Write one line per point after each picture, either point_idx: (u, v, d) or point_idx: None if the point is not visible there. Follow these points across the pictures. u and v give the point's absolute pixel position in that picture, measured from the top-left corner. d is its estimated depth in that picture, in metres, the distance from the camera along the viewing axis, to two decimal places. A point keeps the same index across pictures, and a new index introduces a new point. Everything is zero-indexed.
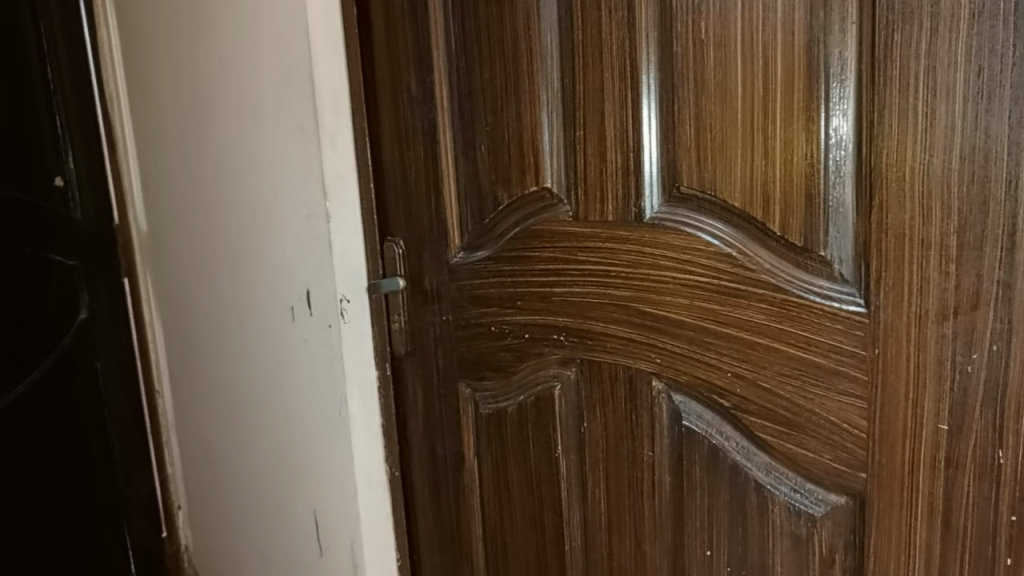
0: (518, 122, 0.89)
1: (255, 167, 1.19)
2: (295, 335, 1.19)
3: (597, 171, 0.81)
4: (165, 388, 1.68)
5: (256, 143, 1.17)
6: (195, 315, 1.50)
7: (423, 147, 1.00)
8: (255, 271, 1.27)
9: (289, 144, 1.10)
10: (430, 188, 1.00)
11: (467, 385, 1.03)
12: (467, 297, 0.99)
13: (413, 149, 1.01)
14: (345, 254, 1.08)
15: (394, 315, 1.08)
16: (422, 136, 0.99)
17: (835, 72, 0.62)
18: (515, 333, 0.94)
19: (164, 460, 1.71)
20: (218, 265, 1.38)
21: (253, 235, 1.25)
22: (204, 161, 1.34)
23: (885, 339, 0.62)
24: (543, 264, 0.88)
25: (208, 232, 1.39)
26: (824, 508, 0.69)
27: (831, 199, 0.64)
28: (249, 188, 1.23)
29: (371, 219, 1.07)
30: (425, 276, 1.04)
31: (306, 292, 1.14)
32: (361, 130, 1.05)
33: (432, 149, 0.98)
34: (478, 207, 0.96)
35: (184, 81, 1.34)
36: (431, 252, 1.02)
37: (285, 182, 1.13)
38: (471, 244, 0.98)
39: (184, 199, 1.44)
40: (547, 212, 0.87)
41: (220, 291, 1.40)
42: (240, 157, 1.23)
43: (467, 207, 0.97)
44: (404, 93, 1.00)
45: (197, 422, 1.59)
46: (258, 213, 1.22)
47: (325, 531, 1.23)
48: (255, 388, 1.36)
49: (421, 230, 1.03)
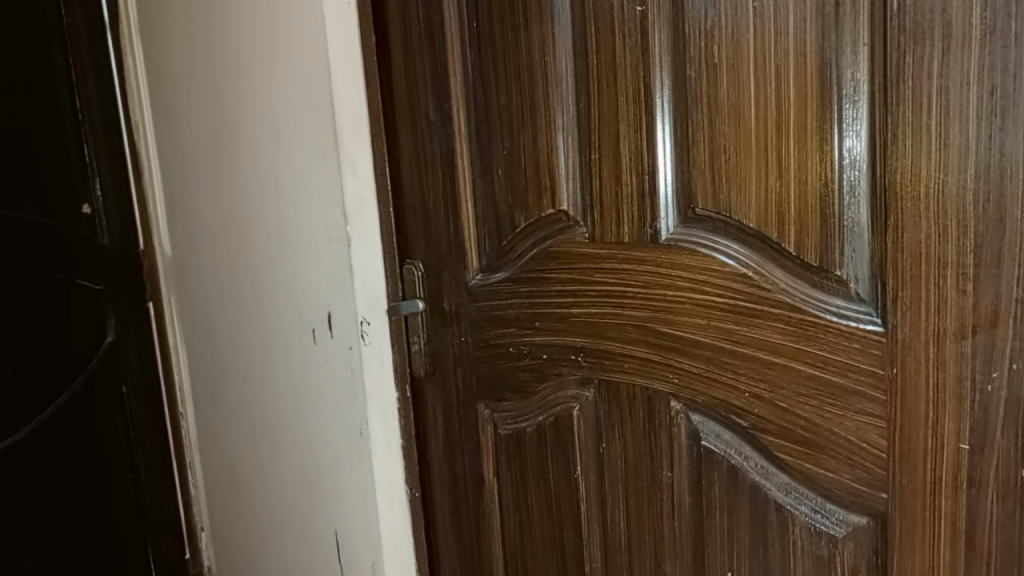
0: (534, 145, 0.90)
1: (277, 191, 1.21)
2: (316, 356, 1.21)
3: (613, 192, 0.82)
4: (189, 411, 1.69)
5: (278, 168, 1.20)
6: (219, 338, 1.53)
7: (441, 170, 1.01)
8: (277, 294, 1.29)
9: (309, 169, 1.12)
10: (448, 210, 1.01)
11: (486, 406, 1.03)
12: (486, 318, 1.00)
13: (431, 173, 1.02)
14: (365, 277, 1.10)
15: (414, 336, 1.10)
16: (441, 159, 1.01)
17: (848, 92, 0.63)
18: (533, 353, 0.95)
19: (187, 482, 1.72)
20: (241, 288, 1.41)
21: (276, 258, 1.27)
22: (227, 187, 1.37)
23: (903, 357, 0.62)
24: (560, 285, 0.89)
25: (231, 255, 1.41)
26: (845, 528, 0.69)
27: (847, 218, 0.64)
28: (271, 213, 1.25)
29: (391, 241, 1.09)
30: (444, 297, 1.05)
31: (327, 314, 1.16)
32: (380, 155, 1.07)
33: (450, 172, 1.00)
34: (495, 229, 0.97)
35: (208, 110, 1.37)
36: (449, 274, 1.03)
37: (305, 207, 1.15)
38: (489, 266, 0.99)
39: (208, 224, 1.46)
40: (564, 233, 0.88)
41: (243, 314, 1.42)
42: (262, 182, 1.25)
43: (485, 229, 0.99)
44: (422, 118, 1.01)
45: (220, 443, 1.60)
46: (280, 237, 1.24)
47: (347, 552, 1.23)
48: (277, 409, 1.37)
49: (440, 253, 1.04)
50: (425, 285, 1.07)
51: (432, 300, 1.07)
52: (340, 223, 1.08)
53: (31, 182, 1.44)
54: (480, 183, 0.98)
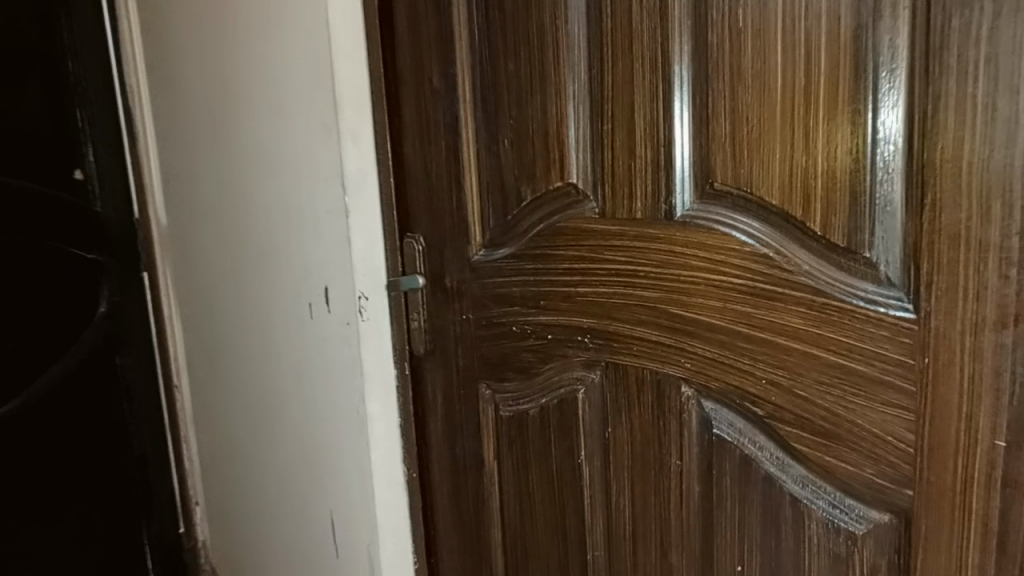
0: (543, 115, 0.85)
1: (275, 163, 1.18)
2: (315, 333, 1.18)
3: (626, 166, 0.78)
4: (184, 383, 1.66)
5: (276, 138, 1.16)
6: (215, 310, 1.49)
7: (444, 142, 0.97)
8: (275, 265, 1.26)
9: (311, 136, 1.07)
10: (452, 184, 0.98)
11: (488, 387, 1.00)
12: (490, 295, 0.96)
13: (434, 145, 0.99)
14: (365, 246, 1.06)
15: (413, 313, 1.07)
16: (444, 131, 0.97)
17: (885, 59, 0.58)
18: (538, 333, 0.91)
19: (181, 454, 1.70)
20: (237, 260, 1.37)
21: (273, 231, 1.23)
22: (224, 154, 1.33)
23: (935, 347, 0.58)
24: (568, 263, 0.85)
25: (228, 225, 1.37)
26: (865, 525, 0.65)
27: (878, 196, 0.60)
28: (268, 184, 1.21)
29: (391, 215, 1.06)
30: (446, 274, 1.02)
31: (326, 288, 1.12)
32: (384, 122, 1.02)
33: (455, 144, 0.96)
34: (500, 202, 0.93)
35: (206, 74, 1.32)
36: (452, 248, 1.00)
37: (304, 177, 1.11)
38: (494, 241, 0.95)
39: (205, 194, 1.42)
40: (573, 208, 0.84)
41: (239, 286, 1.39)
42: (260, 152, 1.21)
43: (491, 201, 0.94)
44: (426, 87, 0.97)
45: (216, 418, 1.57)
46: (277, 210, 1.21)
47: (342, 533, 1.21)
48: (273, 385, 1.35)
49: (441, 226, 1.00)
50: (426, 260, 1.04)
51: (433, 274, 1.04)
52: (334, 193, 1.05)
53: (21, 148, 1.40)
54: (486, 151, 0.94)
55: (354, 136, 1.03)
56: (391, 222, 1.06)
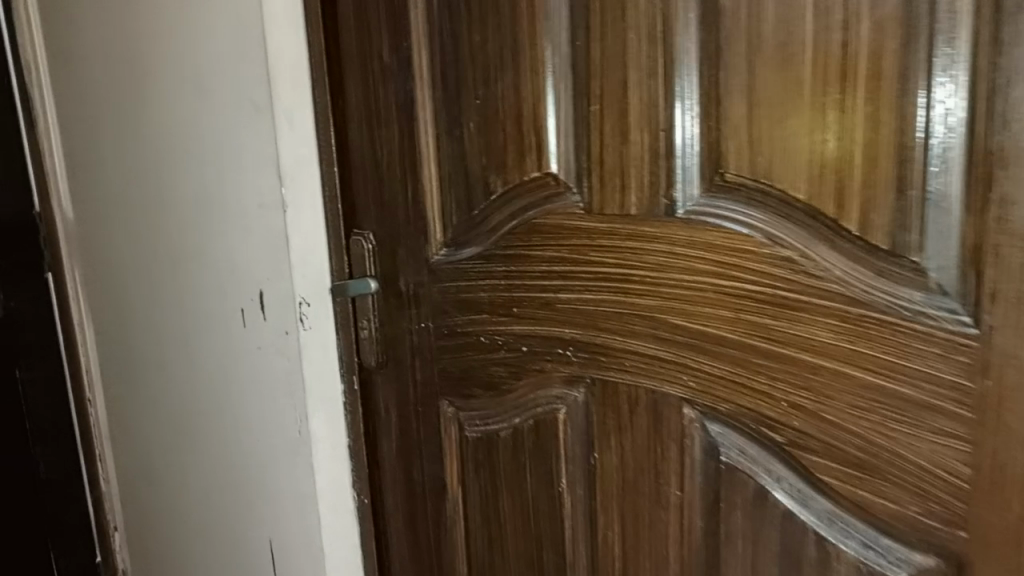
0: (515, 95, 0.74)
1: (195, 148, 1.03)
2: (246, 343, 1.04)
3: (617, 153, 0.67)
4: (99, 397, 1.49)
5: (198, 121, 1.01)
6: (131, 314, 1.32)
7: (398, 127, 0.86)
8: (201, 266, 1.10)
9: (243, 119, 0.93)
10: (408, 174, 0.86)
11: (450, 404, 0.88)
12: (453, 301, 0.85)
13: (386, 129, 0.87)
14: (303, 245, 0.94)
15: (363, 320, 0.94)
16: (397, 113, 0.85)
17: (942, 27, 0.49)
18: (510, 345, 0.80)
19: (97, 477, 1.52)
20: (154, 260, 1.21)
21: (197, 227, 1.08)
22: (137, 139, 1.16)
23: (999, 368, 0.49)
24: (546, 265, 0.74)
25: (143, 220, 1.22)
26: (906, 570, 0.56)
27: (931, 189, 0.51)
28: (189, 173, 1.06)
29: (335, 207, 0.93)
30: (401, 276, 0.90)
31: (260, 292, 1.00)
32: (323, 104, 0.91)
33: (410, 127, 0.84)
34: (464, 196, 0.82)
35: (113, 47, 1.16)
36: (406, 248, 0.88)
37: (234, 166, 0.97)
38: (457, 239, 0.83)
39: (116, 185, 1.26)
40: (552, 202, 0.73)
41: (157, 289, 1.23)
42: (179, 138, 1.06)
43: (454, 193, 0.83)
44: (376, 63, 0.86)
45: (135, 435, 1.40)
46: (201, 204, 1.06)
47: (283, 566, 1.08)
48: (199, 399, 1.20)
49: (394, 223, 0.89)
50: (376, 261, 0.92)
51: (386, 276, 0.91)
52: (269, 186, 0.93)
53: None
54: (447, 136, 0.82)
55: (292, 121, 0.91)
56: (331, 221, 0.94)
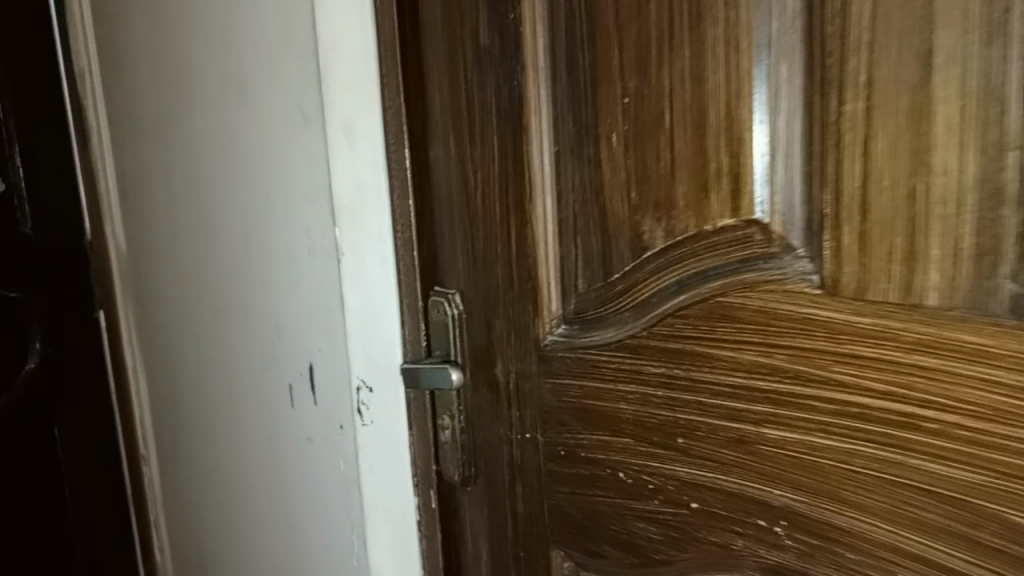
0: (694, 88, 0.44)
1: (238, 173, 0.79)
2: (295, 431, 0.79)
3: (902, 189, 0.36)
4: (152, 455, 1.26)
5: (241, 139, 0.77)
6: (178, 367, 1.10)
7: (499, 143, 0.58)
8: (244, 322, 0.87)
9: (291, 138, 0.69)
10: (512, 212, 0.58)
11: (566, 556, 0.60)
12: (575, 409, 0.55)
13: (480, 145, 0.59)
14: (362, 312, 0.67)
15: (443, 413, 0.67)
16: (497, 122, 0.57)
17: None
18: (667, 495, 0.50)
19: (150, 547, 1.29)
20: (200, 308, 0.99)
21: (241, 273, 0.84)
22: (180, 162, 0.94)
23: None
24: (742, 378, 0.44)
25: (187, 259, 0.99)
26: None
27: None
28: (232, 206, 0.83)
29: (411, 255, 0.66)
30: (497, 362, 0.61)
31: (309, 365, 0.74)
32: (395, 110, 0.64)
33: (517, 143, 0.56)
34: (595, 249, 0.52)
35: (156, 46, 0.94)
36: (507, 321, 0.60)
37: (280, 202, 0.72)
38: (585, 318, 0.54)
39: (162, 214, 1.04)
40: (756, 270, 0.42)
41: (203, 344, 1.01)
42: (221, 160, 0.83)
43: (582, 243, 0.53)
44: (468, 47, 0.58)
45: (187, 507, 1.18)
46: (244, 245, 0.82)
47: None
48: (246, 485, 0.95)
49: (491, 283, 0.61)
50: (467, 336, 0.64)
51: (474, 357, 0.64)
52: (319, 231, 0.67)
53: None
54: (576, 156, 0.52)
55: (352, 137, 0.65)
56: (407, 275, 0.67)
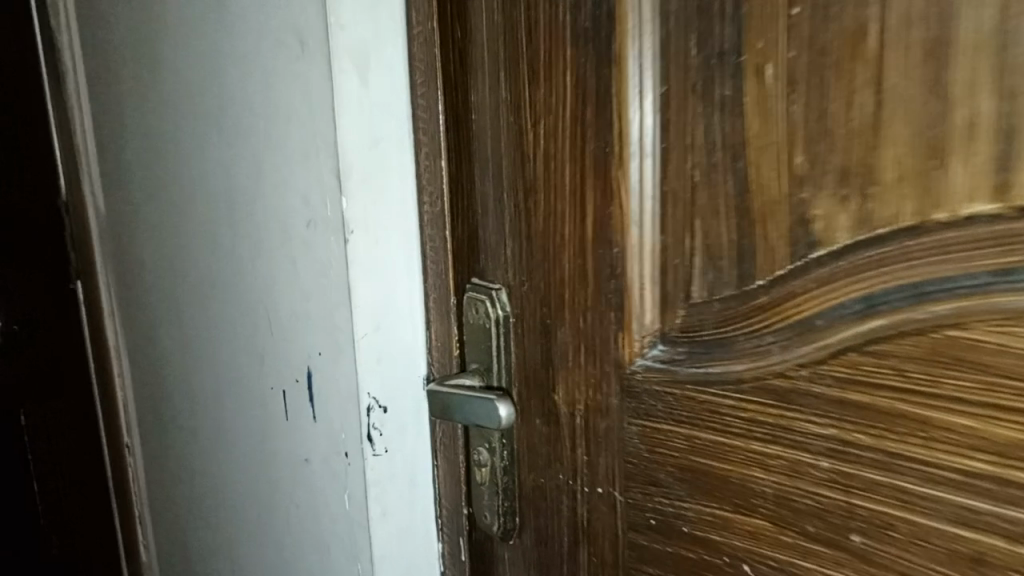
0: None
1: (224, 120, 0.62)
2: (292, 448, 0.63)
3: None
4: (138, 443, 0.99)
5: (227, 80, 0.60)
6: (146, 356, 0.92)
7: (569, 80, 0.41)
8: (231, 309, 0.70)
9: (285, 76, 0.51)
10: (590, 180, 0.41)
11: None
12: (681, 467, 0.39)
13: (545, 82, 0.42)
14: (380, 307, 0.51)
15: (478, 446, 0.51)
16: (573, 49, 0.40)
17: None
18: None
19: (137, 544, 1.02)
20: (176, 288, 0.81)
21: (229, 247, 0.68)
22: (153, 110, 0.76)
23: None
24: (987, 469, 0.28)
25: (161, 226, 0.81)
26: None
27: None
28: (217, 165, 0.66)
29: (441, 232, 0.51)
30: (557, 387, 0.46)
31: (309, 371, 0.58)
32: (424, 38, 0.48)
33: (602, 80, 0.39)
34: (723, 243, 0.35)
35: None
36: (579, 334, 0.43)
37: (272, 160, 0.56)
38: (702, 341, 0.37)
39: (125, 172, 0.85)
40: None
41: (179, 328, 0.83)
42: (205, 105, 0.66)
43: (701, 231, 0.36)
44: None
45: (177, 510, 0.93)
46: (230, 215, 0.66)
47: None
48: (235, 502, 0.78)
49: (558, 281, 0.44)
50: (513, 347, 0.48)
51: (523, 378, 0.48)
52: (323, 202, 0.50)
53: None
54: (699, 103, 0.35)
55: (366, 77, 0.47)
56: (432, 262, 0.52)
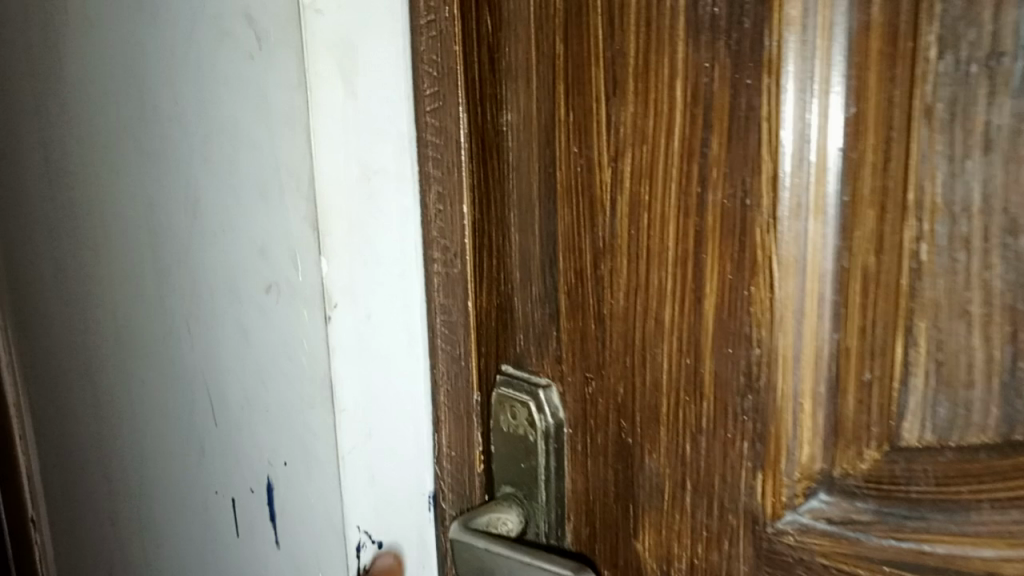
0: None
1: (150, 143, 0.47)
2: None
3: None
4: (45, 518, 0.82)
5: (154, 90, 0.45)
6: (51, 423, 0.75)
7: (677, 102, 0.27)
8: (158, 381, 0.54)
9: (233, 83, 0.37)
10: (706, 249, 0.27)
11: None
12: None
13: (633, 102, 0.28)
14: (373, 407, 0.37)
15: None
16: (684, 56, 0.26)
17: None
18: None
19: None
20: (86, 345, 0.64)
21: (153, 305, 0.52)
22: (58, 124, 0.60)
23: None
24: None
25: (65, 268, 0.64)
26: None
27: None
28: (141, 199, 0.50)
29: (455, 304, 0.36)
30: (638, 533, 0.32)
31: (268, 482, 0.42)
32: (436, 37, 0.34)
33: (738, 102, 0.25)
34: (971, 360, 0.23)
35: None
36: (682, 463, 0.30)
37: (217, 197, 0.40)
38: (908, 502, 0.25)
39: (24, 198, 0.68)
40: None
41: (86, 395, 0.66)
42: (126, 121, 0.50)
43: (923, 335, 0.24)
44: None
45: None
46: (157, 262, 0.50)
47: None
48: None
49: (648, 386, 0.30)
50: (570, 467, 0.35)
51: (581, 507, 0.35)
52: (291, 264, 0.36)
53: None
54: (938, 137, 0.22)
55: (353, 86, 0.34)
56: (446, 344, 0.37)
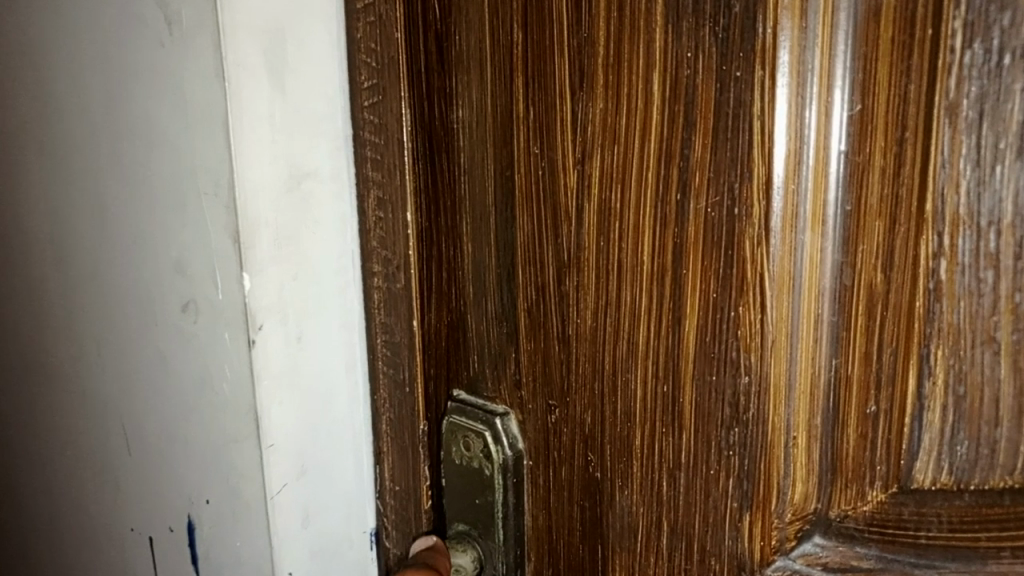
0: None
1: (50, 142, 0.41)
2: None
3: None
4: None
5: (54, 81, 0.39)
6: None
7: (653, 95, 0.23)
8: (63, 405, 0.48)
9: (143, 72, 0.32)
10: (686, 261, 0.24)
11: None
12: None
13: (604, 95, 0.25)
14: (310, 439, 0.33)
15: None
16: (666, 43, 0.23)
17: None
18: None
19: None
20: None
21: (59, 322, 0.46)
22: None
23: None
24: None
25: None
26: None
27: None
28: (40, 204, 0.44)
29: (400, 324, 0.33)
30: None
31: (189, 521, 0.37)
32: (376, 23, 0.30)
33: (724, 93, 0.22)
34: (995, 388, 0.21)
35: None
36: (659, 501, 0.26)
37: (129, 201, 0.36)
38: (915, 547, 0.23)
39: None
40: None
41: None
42: (21, 117, 0.44)
43: (939, 356, 0.22)
44: None
45: None
46: (62, 274, 0.44)
47: None
48: None
49: (620, 416, 0.27)
50: (530, 504, 0.31)
51: (542, 547, 0.31)
52: (213, 279, 0.31)
53: None
54: (963, 138, 0.20)
55: (282, 81, 0.30)
56: (388, 368, 0.34)
